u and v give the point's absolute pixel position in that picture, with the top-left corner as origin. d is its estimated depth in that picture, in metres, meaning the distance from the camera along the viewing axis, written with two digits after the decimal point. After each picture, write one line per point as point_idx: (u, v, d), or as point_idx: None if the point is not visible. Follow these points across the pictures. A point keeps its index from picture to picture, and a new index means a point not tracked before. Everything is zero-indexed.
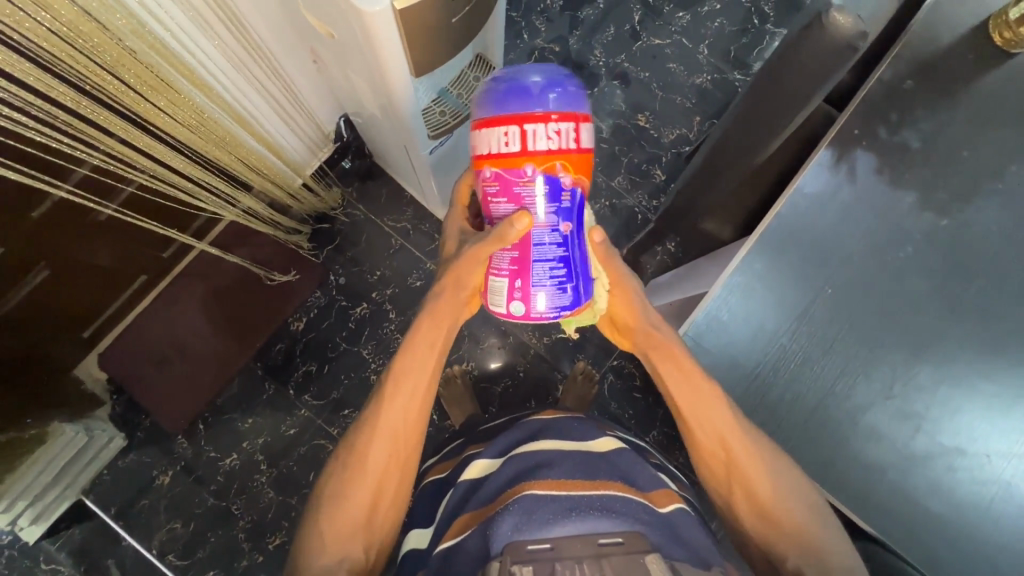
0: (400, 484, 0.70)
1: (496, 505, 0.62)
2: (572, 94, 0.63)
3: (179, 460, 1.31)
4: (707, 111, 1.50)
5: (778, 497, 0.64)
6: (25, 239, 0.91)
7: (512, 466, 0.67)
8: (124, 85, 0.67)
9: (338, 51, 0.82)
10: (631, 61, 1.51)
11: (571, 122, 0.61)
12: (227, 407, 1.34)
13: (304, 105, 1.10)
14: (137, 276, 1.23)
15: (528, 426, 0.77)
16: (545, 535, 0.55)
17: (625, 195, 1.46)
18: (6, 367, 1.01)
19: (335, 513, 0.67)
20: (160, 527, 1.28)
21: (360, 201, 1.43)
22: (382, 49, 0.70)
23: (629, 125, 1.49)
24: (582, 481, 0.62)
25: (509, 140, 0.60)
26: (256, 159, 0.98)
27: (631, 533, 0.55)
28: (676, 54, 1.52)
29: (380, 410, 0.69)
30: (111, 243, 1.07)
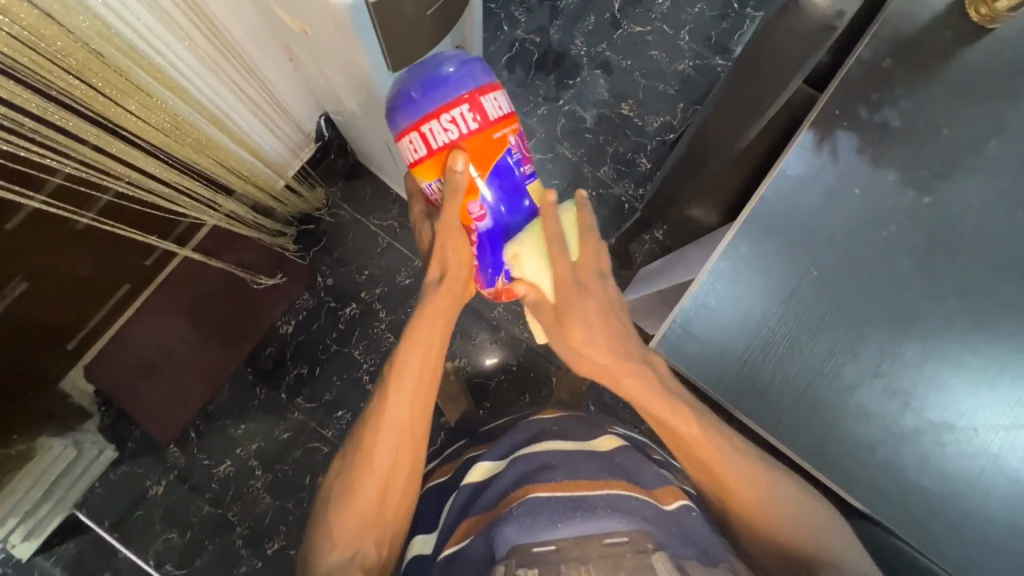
0: (407, 479, 0.69)
1: (501, 509, 0.62)
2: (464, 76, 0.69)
3: (173, 470, 1.30)
4: (690, 97, 1.49)
5: (797, 526, 0.63)
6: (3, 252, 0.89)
7: (515, 469, 0.67)
8: (93, 90, 0.65)
9: (313, 48, 0.81)
10: (612, 49, 1.51)
11: (463, 104, 0.67)
12: (218, 413, 1.33)
13: (283, 105, 1.08)
14: (120, 285, 1.21)
15: (528, 428, 0.78)
16: (550, 536, 0.55)
17: (611, 184, 1.45)
18: None
19: (343, 513, 0.66)
20: (156, 537, 1.27)
21: (344, 200, 1.41)
22: (356, 44, 0.69)
23: (613, 114, 1.48)
24: (587, 482, 0.62)
25: (415, 146, 0.68)
26: (235, 163, 0.96)
27: (638, 532, 0.55)
28: (658, 41, 1.51)
29: (386, 405, 0.69)
30: (89, 253, 1.05)
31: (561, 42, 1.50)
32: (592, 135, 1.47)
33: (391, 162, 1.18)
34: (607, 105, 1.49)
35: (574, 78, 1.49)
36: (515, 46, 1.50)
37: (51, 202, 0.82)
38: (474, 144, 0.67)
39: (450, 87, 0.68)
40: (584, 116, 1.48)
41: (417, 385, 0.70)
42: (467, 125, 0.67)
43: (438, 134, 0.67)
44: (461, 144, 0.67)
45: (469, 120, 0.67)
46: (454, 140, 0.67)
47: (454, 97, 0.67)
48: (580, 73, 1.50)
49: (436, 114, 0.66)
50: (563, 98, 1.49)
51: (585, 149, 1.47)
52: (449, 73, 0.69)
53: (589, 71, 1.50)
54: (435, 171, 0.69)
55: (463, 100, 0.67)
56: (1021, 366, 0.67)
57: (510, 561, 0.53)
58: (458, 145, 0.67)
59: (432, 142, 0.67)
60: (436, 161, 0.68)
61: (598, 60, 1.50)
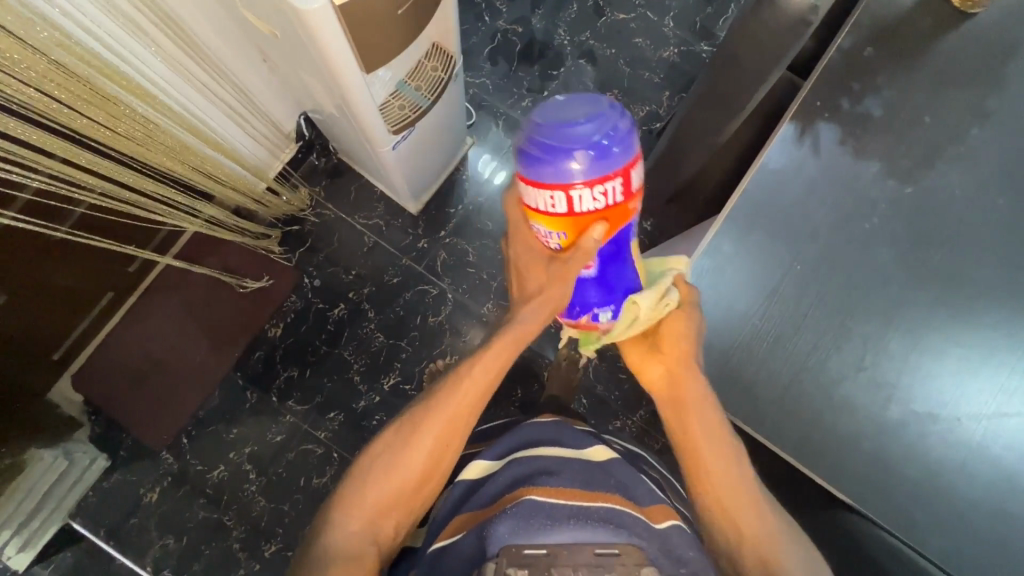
0: (444, 471, 0.69)
1: (494, 509, 0.62)
2: (609, 135, 0.54)
3: (165, 476, 1.29)
4: (675, 85, 1.48)
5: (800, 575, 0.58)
6: None
7: (512, 470, 0.67)
8: (56, 102, 0.63)
9: (285, 49, 0.79)
10: (596, 38, 1.48)
11: (616, 177, 0.55)
12: (211, 419, 1.31)
13: (260, 107, 1.06)
14: (104, 293, 1.20)
15: (528, 431, 0.76)
16: (543, 540, 0.55)
17: None
18: None
19: (377, 488, 0.66)
20: (152, 543, 1.27)
21: (329, 198, 1.39)
22: (327, 47, 0.68)
23: None
24: (582, 491, 0.62)
25: (554, 203, 0.56)
26: (211, 169, 0.94)
27: (630, 545, 0.55)
28: (642, 28, 1.49)
29: (451, 389, 0.68)
30: (70, 264, 1.04)
31: (544, 31, 1.48)
32: None
33: (369, 159, 1.18)
34: None
35: (558, 68, 1.47)
36: (497, 37, 1.47)
37: (22, 217, 0.80)
38: (616, 215, 0.58)
39: (608, 156, 0.54)
40: None
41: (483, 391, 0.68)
42: (612, 196, 0.56)
43: (585, 202, 0.56)
44: (603, 215, 0.58)
45: (618, 193, 0.56)
46: (597, 211, 0.57)
47: (613, 168, 0.55)
48: (565, 63, 1.48)
49: (591, 181, 0.55)
50: (548, 89, 1.46)
51: None
52: (607, 133, 0.54)
53: (573, 60, 1.48)
54: (570, 238, 0.60)
55: (624, 172, 0.56)
56: (1004, 354, 0.67)
57: (500, 559, 0.53)
58: (602, 215, 0.58)
59: (571, 209, 0.56)
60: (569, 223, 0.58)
61: (582, 49, 1.48)
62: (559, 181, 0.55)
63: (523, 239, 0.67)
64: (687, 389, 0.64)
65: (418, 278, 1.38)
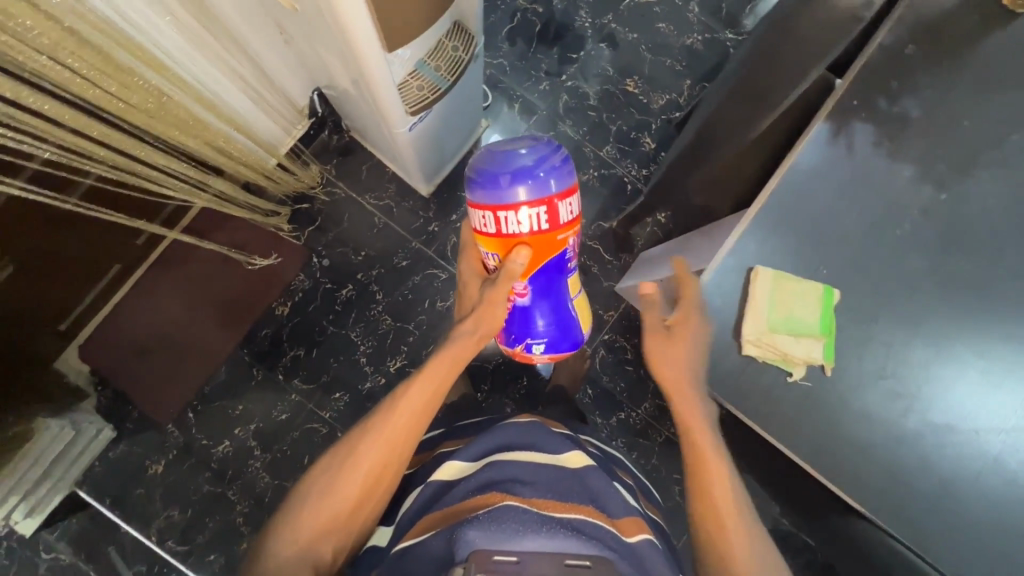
0: (384, 492, 0.72)
1: (465, 513, 0.61)
2: (541, 179, 0.77)
3: (171, 449, 1.30)
4: (697, 73, 1.44)
5: None
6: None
7: (486, 473, 0.67)
8: (70, 74, 0.62)
9: (304, 24, 0.76)
10: (618, 21, 1.44)
11: (543, 206, 0.76)
12: (216, 394, 1.32)
13: (274, 82, 1.04)
14: (112, 265, 1.19)
15: (503, 432, 0.76)
16: (514, 547, 0.55)
17: (614, 164, 1.41)
18: None
19: (313, 510, 0.70)
20: (157, 514, 1.29)
21: (340, 177, 1.37)
22: (350, 24, 0.65)
23: (617, 91, 1.43)
24: (552, 501, 0.62)
25: (487, 222, 0.79)
26: (222, 142, 0.93)
27: (601, 556, 0.54)
28: (665, 13, 1.45)
29: (391, 410, 0.74)
30: (77, 236, 1.03)
31: (565, 12, 1.44)
32: (594, 113, 1.42)
33: (384, 141, 1.17)
34: (611, 81, 1.43)
35: (578, 51, 1.43)
36: (516, 17, 1.43)
37: (32, 188, 0.79)
38: (538, 241, 0.78)
39: (540, 185, 0.77)
40: (587, 91, 1.43)
41: (421, 412, 0.75)
42: (537, 224, 0.77)
43: (511, 222, 0.77)
44: (530, 239, 0.78)
45: (542, 220, 0.77)
46: (523, 232, 0.77)
47: (539, 196, 0.76)
48: (585, 47, 1.44)
49: (525, 202, 0.76)
50: (566, 73, 1.43)
51: (587, 127, 1.42)
52: (537, 169, 0.77)
53: (593, 44, 1.44)
54: (505, 254, 0.80)
55: (547, 199, 0.77)
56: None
57: (469, 565, 0.52)
58: (525, 236, 0.78)
59: (502, 223, 0.77)
60: (500, 240, 0.79)
61: (603, 33, 1.44)
62: (496, 197, 0.77)
63: (469, 261, 0.91)
64: (688, 415, 0.64)
65: (428, 262, 1.36)
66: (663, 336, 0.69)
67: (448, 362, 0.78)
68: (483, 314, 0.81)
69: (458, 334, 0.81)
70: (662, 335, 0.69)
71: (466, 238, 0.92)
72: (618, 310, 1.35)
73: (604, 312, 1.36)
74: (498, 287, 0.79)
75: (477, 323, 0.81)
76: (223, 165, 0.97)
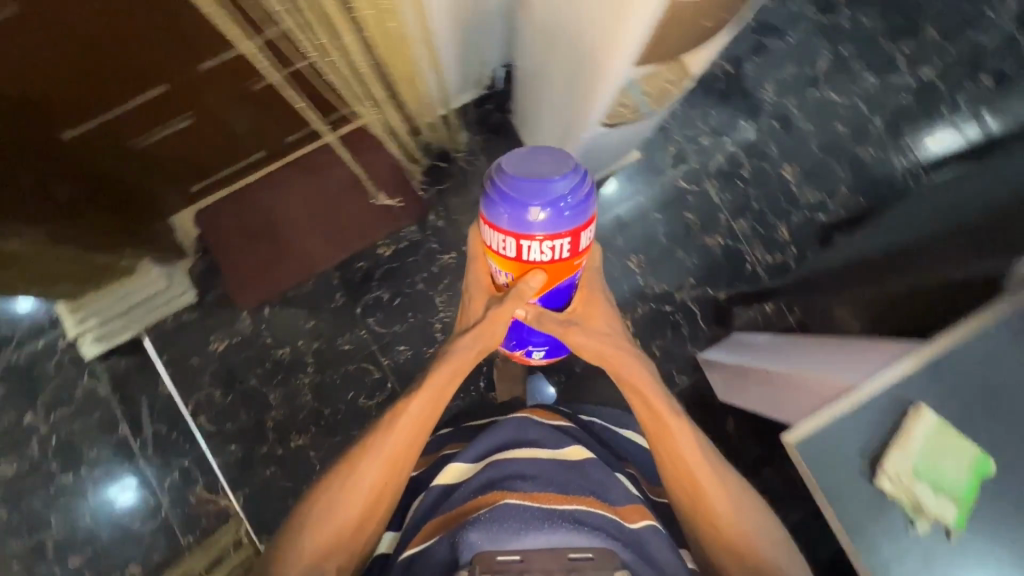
0: (387, 507, 0.81)
1: (471, 510, 0.71)
2: (570, 208, 0.72)
3: (237, 333, 1.34)
4: (856, 185, 1.40)
5: (745, 535, 0.80)
6: (191, 89, 0.96)
7: (489, 472, 0.76)
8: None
9: (562, 9, 0.77)
10: (799, 107, 1.43)
11: (564, 238, 0.74)
12: (296, 302, 1.36)
13: (478, 36, 1.06)
14: (258, 150, 1.25)
15: (507, 428, 0.85)
16: (516, 547, 0.64)
17: (741, 240, 1.39)
18: (112, 187, 1.07)
19: (322, 535, 0.78)
20: (200, 387, 1.33)
21: (483, 151, 1.39)
22: (625, 23, 0.65)
23: (772, 173, 1.42)
24: (545, 497, 0.71)
25: (507, 246, 0.75)
26: (417, 69, 0.92)
27: (604, 550, 0.63)
28: (847, 117, 1.43)
29: (387, 433, 0.82)
30: (248, 113, 1.10)
31: (751, 80, 1.43)
32: (742, 184, 1.41)
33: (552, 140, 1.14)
34: (769, 161, 1.42)
35: (749, 121, 1.42)
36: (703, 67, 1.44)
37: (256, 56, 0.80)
38: (555, 268, 0.78)
39: (562, 219, 0.72)
40: (742, 161, 1.42)
41: (416, 433, 0.82)
42: (556, 254, 0.76)
43: (533, 251, 0.75)
44: (546, 266, 0.77)
45: (563, 250, 0.76)
46: (542, 261, 0.76)
47: (562, 230, 0.73)
48: (757, 119, 1.42)
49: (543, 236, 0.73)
50: (730, 137, 1.42)
51: (729, 195, 1.41)
52: (561, 198, 0.71)
53: (766, 120, 1.42)
54: (521, 275, 0.79)
55: (564, 230, 0.73)
56: None
57: (476, 565, 0.61)
58: (543, 264, 0.77)
59: (522, 249, 0.75)
60: (517, 263, 0.77)
61: (780, 113, 1.43)
62: (522, 225, 0.72)
63: (476, 273, 0.88)
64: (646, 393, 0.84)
65: None
66: (560, 325, 0.84)
67: (443, 378, 0.83)
68: (485, 331, 0.83)
69: (460, 347, 0.84)
70: (558, 322, 0.84)
71: (473, 241, 0.86)
72: (692, 378, 1.34)
73: (677, 374, 1.34)
74: (504, 308, 0.80)
75: (483, 338, 0.84)
76: (408, 95, 0.98)
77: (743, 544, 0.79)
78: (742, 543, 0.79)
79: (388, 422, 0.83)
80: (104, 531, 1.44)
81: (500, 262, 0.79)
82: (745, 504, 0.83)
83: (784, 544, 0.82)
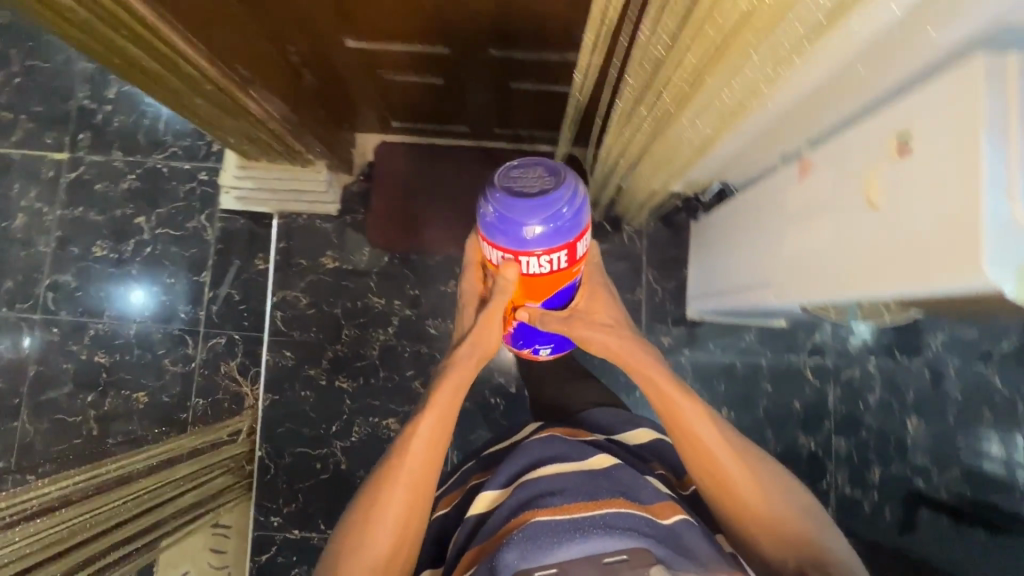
0: (415, 535, 0.78)
1: (500, 541, 0.66)
2: (568, 220, 0.69)
3: (350, 263, 1.37)
4: (969, 476, 1.32)
5: (779, 517, 0.79)
6: (463, 62, 1.01)
7: (523, 492, 0.72)
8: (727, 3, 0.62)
9: (838, 213, 0.76)
10: (960, 371, 1.34)
11: (563, 248, 0.71)
12: (414, 266, 1.37)
13: (728, 167, 1.06)
14: (464, 125, 1.29)
15: (529, 452, 0.80)
16: (550, 559, 0.61)
17: (831, 457, 1.34)
18: (335, 89, 1.13)
19: (350, 565, 0.76)
20: (292, 287, 1.37)
21: (648, 238, 1.39)
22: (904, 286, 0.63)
23: (896, 415, 1.35)
24: (568, 505, 0.67)
25: (505, 262, 0.73)
26: (685, 158, 0.92)
27: (635, 549, 0.61)
28: (1001, 407, 1.33)
29: (402, 456, 0.80)
30: (487, 97, 1.13)
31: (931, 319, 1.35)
32: (862, 408, 1.35)
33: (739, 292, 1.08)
34: (900, 403, 1.35)
35: (904, 355, 1.35)
36: None
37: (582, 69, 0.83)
38: (558, 276, 0.75)
39: (559, 230, 0.69)
40: (874, 388, 1.35)
41: (430, 452, 0.80)
42: (554, 263, 0.73)
43: (533, 265, 0.73)
44: (551, 276, 0.75)
45: (563, 259, 0.73)
46: (542, 273, 0.74)
47: (560, 241, 0.70)
48: (913, 357, 1.35)
49: (542, 249, 0.70)
50: (877, 358, 1.35)
51: (844, 411, 1.35)
52: (562, 213, 0.68)
53: (920, 363, 1.35)
54: (516, 287, 0.78)
55: (560, 239, 0.70)
56: None
57: None
58: (546, 274, 0.75)
59: (520, 261, 0.72)
60: (519, 280, 0.75)
61: (937, 365, 1.35)
62: (518, 242, 0.69)
63: (471, 280, 0.91)
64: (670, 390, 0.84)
65: None
66: (564, 322, 0.85)
67: (446, 395, 0.82)
68: (482, 335, 0.85)
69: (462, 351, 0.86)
70: (563, 320, 0.85)
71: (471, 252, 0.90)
72: None
73: None
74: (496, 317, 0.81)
75: (480, 342, 0.86)
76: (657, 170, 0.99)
77: (777, 522, 0.78)
78: (778, 524, 0.78)
79: (399, 461, 0.80)
80: (137, 351, 1.50)
81: (498, 282, 0.78)
82: (768, 478, 0.81)
83: (814, 511, 0.81)
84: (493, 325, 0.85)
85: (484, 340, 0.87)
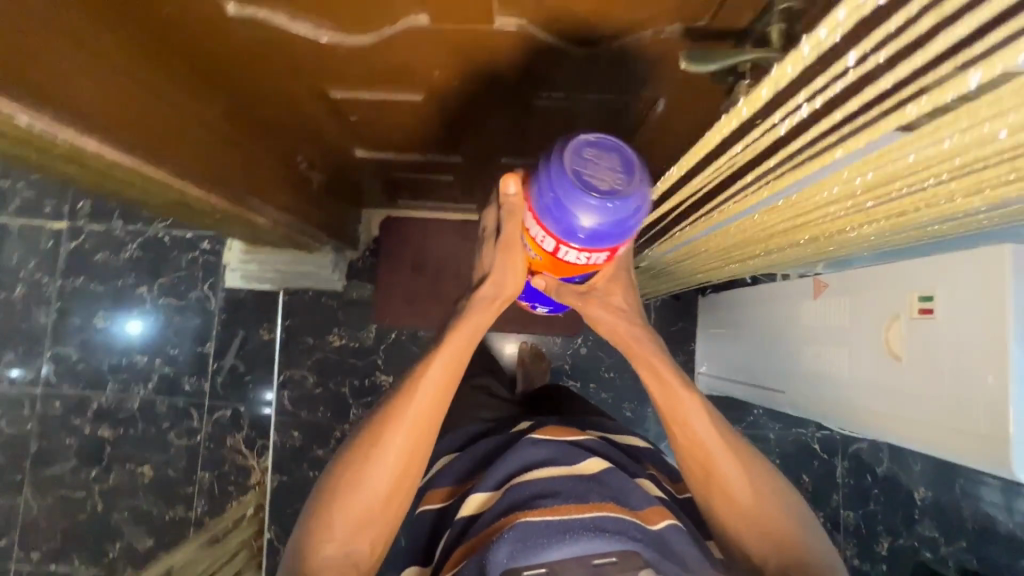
0: (415, 481, 0.65)
1: (485, 536, 0.59)
2: (630, 219, 0.47)
3: (357, 340, 1.42)
4: None
5: (774, 515, 0.66)
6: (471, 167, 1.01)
7: (507, 496, 0.62)
8: (744, 210, 0.62)
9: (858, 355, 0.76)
10: None
11: (613, 250, 0.50)
12: (420, 342, 1.39)
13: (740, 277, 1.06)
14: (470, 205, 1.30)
15: (521, 454, 0.67)
16: (540, 562, 0.54)
17: (840, 530, 1.35)
18: (345, 181, 1.14)
19: (341, 516, 0.62)
20: (302, 366, 1.44)
21: (655, 311, 1.39)
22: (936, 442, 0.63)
23: (904, 486, 1.35)
24: (561, 504, 0.59)
25: (543, 240, 0.51)
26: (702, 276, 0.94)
27: (629, 553, 0.54)
28: None
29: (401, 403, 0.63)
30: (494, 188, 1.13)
31: None
32: (869, 480, 1.36)
33: (756, 391, 1.05)
34: (908, 474, 1.35)
35: None
36: None
37: None
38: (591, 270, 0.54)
39: (617, 227, 0.47)
40: (882, 459, 1.36)
41: (443, 395, 0.63)
42: (598, 262, 0.52)
43: (569, 257, 0.51)
44: (588, 269, 0.54)
45: (607, 257, 0.51)
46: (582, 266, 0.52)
47: (610, 243, 0.49)
48: None
49: (587, 249, 0.49)
50: None
51: (851, 483, 1.36)
52: (627, 219, 0.47)
53: None
54: (538, 267, 0.56)
55: (615, 246, 0.50)
56: None
57: None
58: (580, 268, 0.53)
59: (554, 253, 0.52)
60: (545, 261, 0.54)
61: None
62: (558, 230, 0.48)
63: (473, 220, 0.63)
64: (665, 368, 0.67)
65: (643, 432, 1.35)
66: (580, 298, 0.63)
67: (463, 340, 0.63)
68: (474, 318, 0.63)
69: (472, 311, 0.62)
70: (578, 295, 0.62)
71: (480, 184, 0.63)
72: None
73: None
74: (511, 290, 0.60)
75: (479, 302, 0.62)
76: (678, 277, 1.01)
77: (773, 525, 0.65)
78: (772, 524, 0.65)
79: (399, 400, 0.63)
80: (141, 424, 1.49)
81: (526, 251, 0.55)
82: (766, 469, 0.68)
83: (807, 512, 0.68)
84: (510, 267, 0.59)
85: (497, 287, 0.61)
